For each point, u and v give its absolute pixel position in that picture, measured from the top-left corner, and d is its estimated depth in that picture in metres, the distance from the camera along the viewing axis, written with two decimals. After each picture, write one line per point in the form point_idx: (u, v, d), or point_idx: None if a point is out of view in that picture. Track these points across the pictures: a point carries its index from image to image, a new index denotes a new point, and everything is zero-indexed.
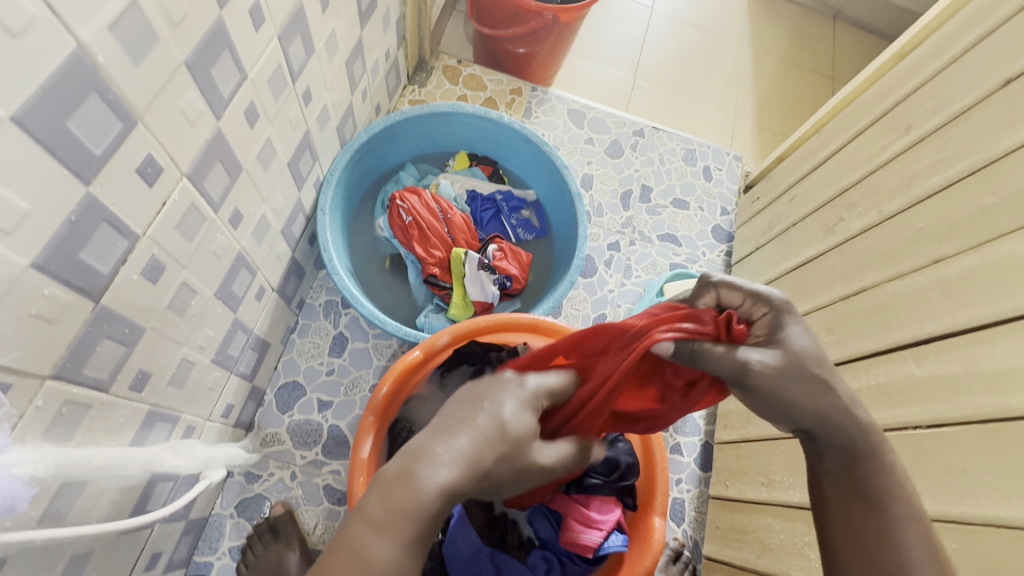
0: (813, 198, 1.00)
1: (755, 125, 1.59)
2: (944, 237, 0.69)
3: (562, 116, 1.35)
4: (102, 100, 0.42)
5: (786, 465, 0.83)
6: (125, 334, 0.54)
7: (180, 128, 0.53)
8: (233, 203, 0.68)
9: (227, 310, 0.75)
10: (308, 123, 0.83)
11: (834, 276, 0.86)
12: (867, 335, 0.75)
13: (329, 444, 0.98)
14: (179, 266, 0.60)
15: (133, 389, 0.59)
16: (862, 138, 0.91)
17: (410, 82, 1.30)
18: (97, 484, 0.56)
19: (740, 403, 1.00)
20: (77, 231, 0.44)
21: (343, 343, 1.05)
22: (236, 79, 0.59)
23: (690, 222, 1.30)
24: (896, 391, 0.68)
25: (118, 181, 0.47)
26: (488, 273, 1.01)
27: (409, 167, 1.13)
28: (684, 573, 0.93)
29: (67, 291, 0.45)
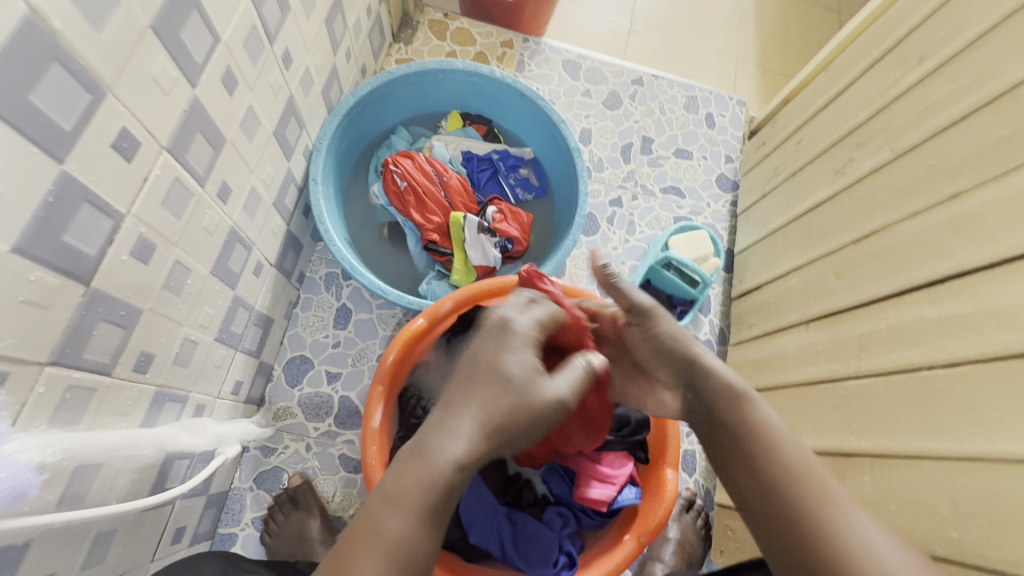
0: (820, 140, 0.96)
1: (759, 67, 1.52)
2: (960, 172, 0.66)
3: (556, 67, 1.29)
4: (65, 71, 0.40)
5: (796, 412, 0.83)
6: (122, 317, 0.53)
7: (154, 99, 0.50)
8: (220, 176, 0.65)
9: (225, 287, 0.74)
10: (290, 88, 0.79)
11: (844, 220, 0.83)
12: (879, 278, 0.73)
13: (341, 415, 0.99)
14: (170, 245, 0.58)
15: (137, 371, 0.58)
16: (871, 72, 0.87)
17: (395, 40, 1.24)
18: (113, 466, 0.57)
19: (749, 354, 1.00)
20: (57, 212, 0.42)
21: (347, 315, 1.04)
22: (209, 43, 0.56)
23: (693, 172, 1.26)
24: (908, 334, 0.67)
25: (94, 158, 0.45)
26: (488, 236, 0.99)
27: (401, 131, 1.09)
28: (697, 520, 0.96)
29: (55, 275, 0.44)
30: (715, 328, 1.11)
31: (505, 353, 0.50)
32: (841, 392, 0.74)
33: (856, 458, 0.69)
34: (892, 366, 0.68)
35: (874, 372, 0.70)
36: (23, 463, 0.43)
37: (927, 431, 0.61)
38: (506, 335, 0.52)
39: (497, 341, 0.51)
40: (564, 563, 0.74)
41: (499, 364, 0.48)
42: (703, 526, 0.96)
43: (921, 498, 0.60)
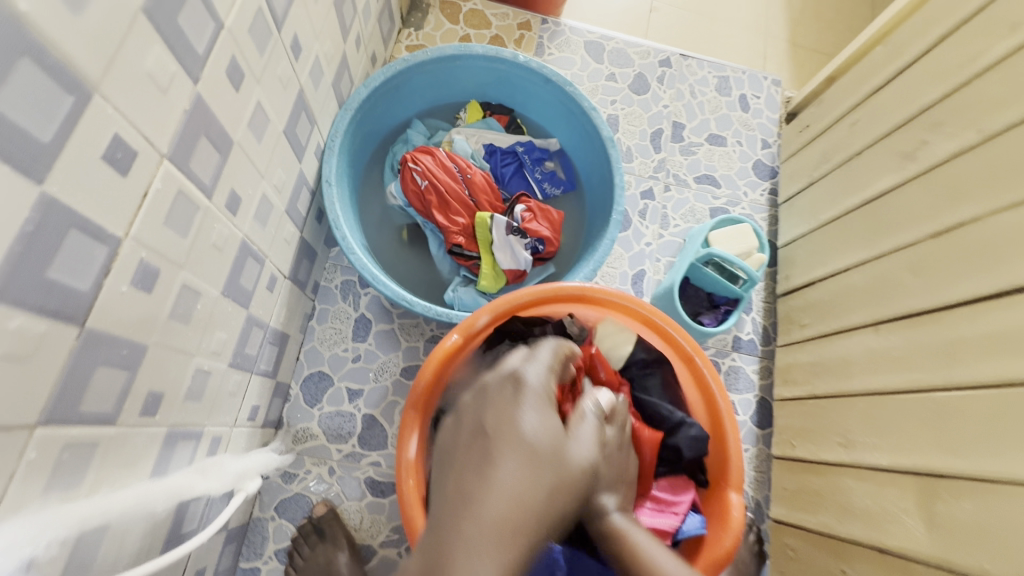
0: (880, 121, 0.87)
1: (789, 43, 1.42)
2: None
3: (578, 50, 1.19)
4: (38, 66, 0.32)
5: (867, 423, 0.75)
6: (125, 356, 0.45)
7: (150, 98, 0.42)
8: (228, 184, 0.57)
9: (237, 307, 0.66)
10: (300, 80, 0.70)
11: (918, 210, 0.75)
12: (971, 276, 0.65)
13: (365, 435, 0.92)
14: (176, 268, 0.50)
15: (145, 415, 0.51)
16: (944, 44, 0.78)
17: (405, 24, 1.14)
18: (123, 524, 0.50)
19: (803, 356, 0.92)
20: (38, 242, 0.34)
21: (366, 326, 0.97)
22: (211, 28, 0.48)
23: (729, 159, 1.17)
24: (1012, 340, 0.59)
25: (81, 173, 0.36)
26: (518, 238, 0.91)
27: (416, 124, 1.00)
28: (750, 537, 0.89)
29: (40, 319, 0.36)
30: (757, 326, 1.04)
31: (522, 415, 0.45)
32: (927, 404, 0.67)
33: (950, 479, 0.62)
34: (992, 376, 0.60)
35: (969, 383, 0.63)
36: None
37: None
38: (514, 391, 0.48)
39: (507, 403, 0.46)
40: None
41: (518, 434, 0.43)
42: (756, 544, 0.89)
43: None
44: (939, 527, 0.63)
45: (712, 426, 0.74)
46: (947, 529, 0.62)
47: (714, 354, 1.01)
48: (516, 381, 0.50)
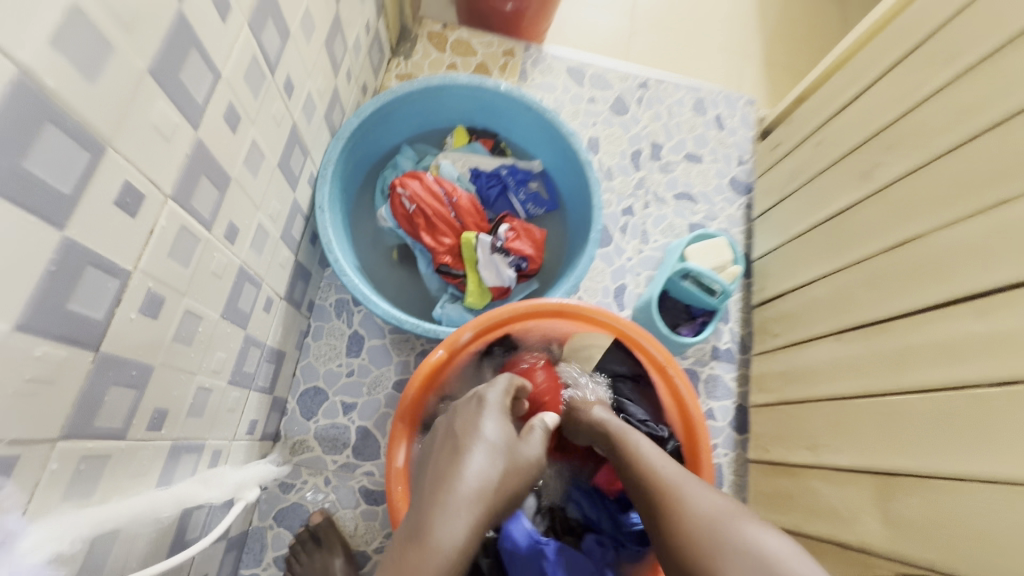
0: (840, 141, 0.93)
1: (764, 63, 1.48)
2: (1002, 175, 0.63)
3: (560, 75, 1.26)
4: (60, 130, 0.37)
5: (831, 428, 0.80)
6: (133, 377, 0.50)
7: (155, 147, 0.47)
8: (226, 217, 0.62)
9: (236, 328, 0.71)
10: (293, 116, 0.76)
11: (873, 226, 0.80)
12: (917, 288, 0.70)
13: (359, 446, 0.96)
14: (179, 295, 0.55)
15: (151, 429, 0.55)
16: (894, 71, 0.83)
17: (395, 54, 1.21)
18: (130, 531, 0.54)
19: (776, 365, 0.97)
20: (59, 281, 0.39)
21: (359, 342, 1.02)
22: (209, 80, 0.53)
23: (706, 176, 1.23)
24: (953, 347, 0.64)
25: (95, 218, 0.41)
26: (502, 256, 0.96)
27: (405, 150, 1.06)
28: None
29: (61, 347, 0.41)
30: (734, 336, 1.09)
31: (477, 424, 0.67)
32: (883, 408, 0.71)
33: (902, 478, 0.67)
34: (937, 382, 0.65)
35: (918, 388, 0.67)
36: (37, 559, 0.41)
37: (985, 454, 0.58)
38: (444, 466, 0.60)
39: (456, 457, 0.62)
40: None
41: (440, 513, 0.54)
42: None
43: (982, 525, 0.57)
44: (894, 523, 0.67)
45: (686, 433, 0.78)
46: (901, 525, 0.66)
47: (692, 362, 1.06)
48: (447, 462, 0.61)
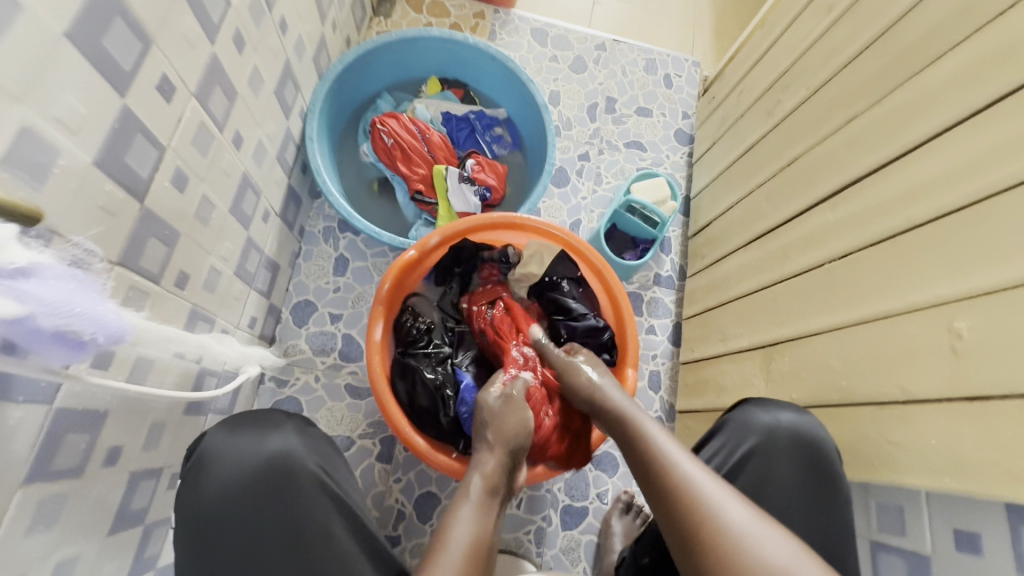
0: (756, 88, 1.09)
1: (713, 32, 1.64)
2: (856, 99, 0.79)
3: (525, 36, 1.40)
4: (124, 22, 0.51)
5: (736, 319, 0.97)
6: (166, 236, 0.65)
7: (184, 51, 0.61)
8: (234, 126, 0.76)
9: (240, 227, 0.85)
10: (287, 52, 0.90)
11: (773, 154, 0.97)
12: (797, 196, 0.87)
13: (345, 350, 1.11)
14: (198, 180, 0.70)
15: (177, 286, 0.70)
16: (794, 25, 1.00)
17: (375, 14, 1.34)
18: (163, 363, 0.69)
19: (702, 280, 1.13)
20: (120, 137, 0.54)
21: (345, 263, 1.16)
22: (222, 5, 0.67)
23: (654, 128, 1.38)
24: (816, 236, 0.81)
25: (143, 95, 0.56)
26: (469, 186, 1.11)
27: (385, 95, 1.20)
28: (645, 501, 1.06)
29: (120, 190, 0.55)
30: (675, 265, 1.25)
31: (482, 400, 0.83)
32: (770, 295, 0.89)
33: (779, 344, 0.84)
34: (806, 265, 0.82)
35: (794, 273, 0.84)
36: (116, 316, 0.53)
37: (828, 310, 0.75)
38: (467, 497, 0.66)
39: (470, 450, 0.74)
40: None
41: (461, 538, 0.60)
42: None
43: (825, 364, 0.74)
44: (773, 380, 0.84)
45: (619, 323, 0.95)
46: (777, 380, 0.84)
47: (637, 286, 1.21)
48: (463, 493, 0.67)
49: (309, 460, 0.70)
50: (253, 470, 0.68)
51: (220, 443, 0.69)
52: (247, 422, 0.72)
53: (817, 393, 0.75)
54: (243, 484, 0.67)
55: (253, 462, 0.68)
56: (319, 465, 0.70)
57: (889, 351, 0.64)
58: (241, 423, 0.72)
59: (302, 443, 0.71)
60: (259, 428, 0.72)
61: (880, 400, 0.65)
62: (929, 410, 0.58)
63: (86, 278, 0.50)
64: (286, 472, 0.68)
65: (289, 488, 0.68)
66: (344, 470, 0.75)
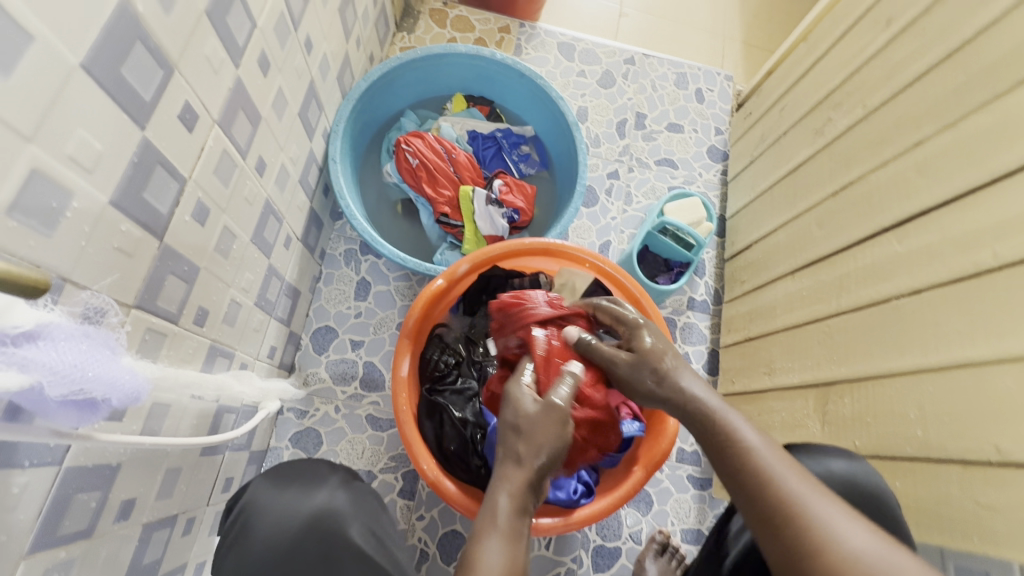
0: (802, 105, 1.03)
1: (744, 43, 1.58)
2: (923, 121, 0.74)
3: (552, 50, 1.36)
4: (145, 48, 0.47)
5: (785, 352, 0.91)
6: (186, 272, 0.61)
7: (207, 76, 0.57)
8: (257, 151, 0.72)
9: (262, 255, 0.81)
10: (311, 72, 0.86)
11: (824, 176, 0.91)
12: (854, 223, 0.81)
13: (366, 378, 1.07)
14: (220, 211, 0.65)
15: (196, 324, 0.66)
16: (845, 39, 0.94)
17: (399, 29, 1.31)
18: (180, 406, 0.65)
19: (742, 307, 1.07)
20: (139, 172, 0.49)
21: (366, 287, 1.12)
22: (248, 27, 0.63)
23: (685, 144, 1.33)
24: (880, 268, 0.75)
25: (164, 126, 0.52)
26: (496, 208, 1.06)
27: (409, 113, 1.16)
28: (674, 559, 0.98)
29: (138, 228, 0.51)
30: (709, 288, 1.19)
31: (511, 428, 0.63)
32: (824, 329, 0.82)
33: (836, 384, 0.78)
34: (868, 299, 0.76)
35: (853, 307, 0.78)
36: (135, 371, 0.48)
37: (897, 351, 0.69)
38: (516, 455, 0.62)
39: (483, 526, 0.55)
40: (582, 491, 0.81)
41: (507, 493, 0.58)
42: (699, 476, 1.10)
43: (893, 410, 0.68)
44: (829, 423, 0.78)
45: None
46: (833, 423, 0.77)
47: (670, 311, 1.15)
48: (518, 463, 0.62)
49: (353, 524, 0.61)
50: (294, 532, 0.60)
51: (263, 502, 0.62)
52: (290, 476, 0.65)
53: (883, 442, 0.68)
54: (285, 543, 0.59)
55: (293, 521, 0.60)
56: (364, 528, 0.62)
57: (976, 404, 0.58)
58: (286, 480, 0.64)
59: (348, 499, 0.64)
60: (302, 482, 0.65)
61: (964, 456, 0.58)
62: None
63: (103, 332, 0.46)
64: (327, 535, 0.60)
65: (331, 553, 0.59)
66: (392, 532, 0.66)
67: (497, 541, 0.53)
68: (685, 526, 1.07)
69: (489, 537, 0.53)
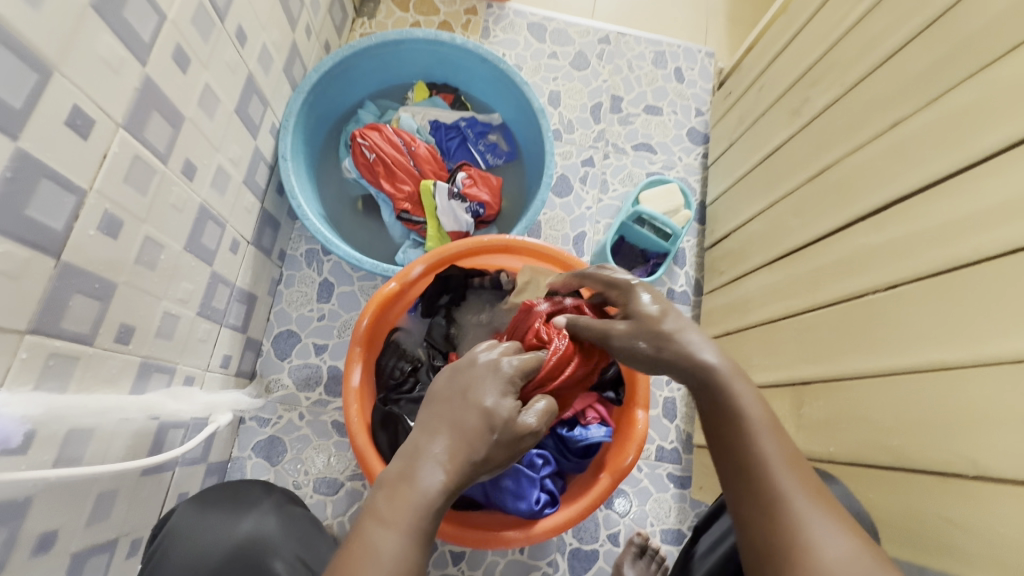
0: (780, 83, 0.97)
1: (730, 16, 1.49)
2: (902, 99, 0.68)
3: (521, 31, 1.29)
4: (8, 50, 0.42)
5: (760, 348, 0.86)
6: (97, 289, 0.57)
7: (103, 76, 0.52)
8: (183, 153, 0.68)
9: (201, 263, 0.77)
10: (248, 65, 0.81)
11: (801, 160, 0.85)
12: (831, 212, 0.76)
13: (330, 384, 1.03)
14: (138, 221, 0.61)
15: (119, 342, 0.62)
16: (824, 10, 0.87)
17: (359, 14, 1.24)
18: (106, 430, 0.61)
19: (720, 299, 1.02)
20: (16, 186, 0.45)
21: (329, 289, 1.08)
22: (154, 20, 0.58)
23: (664, 127, 1.26)
24: (856, 260, 0.70)
25: (47, 133, 0.47)
26: (459, 202, 1.01)
27: (368, 105, 1.11)
28: (651, 565, 0.95)
29: (23, 248, 0.47)
30: (689, 279, 1.13)
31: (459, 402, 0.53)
32: (800, 325, 0.78)
33: (812, 384, 0.73)
34: (844, 294, 0.71)
35: (828, 301, 0.73)
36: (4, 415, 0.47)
37: (872, 351, 0.64)
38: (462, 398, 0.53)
39: (389, 508, 0.46)
40: (546, 500, 0.77)
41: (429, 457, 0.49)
42: (679, 474, 1.07)
43: (867, 413, 0.63)
44: (803, 426, 0.74)
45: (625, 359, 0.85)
46: (808, 425, 0.73)
47: None
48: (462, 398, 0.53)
49: (278, 553, 0.61)
50: (221, 562, 0.60)
51: (192, 525, 0.62)
52: (218, 499, 0.66)
53: (857, 448, 0.64)
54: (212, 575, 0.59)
55: (219, 551, 0.61)
56: (291, 557, 0.62)
57: (953, 411, 0.53)
58: (217, 499, 0.65)
59: (277, 526, 0.64)
60: (231, 506, 0.65)
61: (938, 468, 0.54)
62: (1005, 491, 0.47)
63: None
64: (254, 565, 0.60)
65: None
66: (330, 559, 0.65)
67: (398, 533, 0.45)
68: (665, 526, 1.04)
69: (390, 530, 0.45)
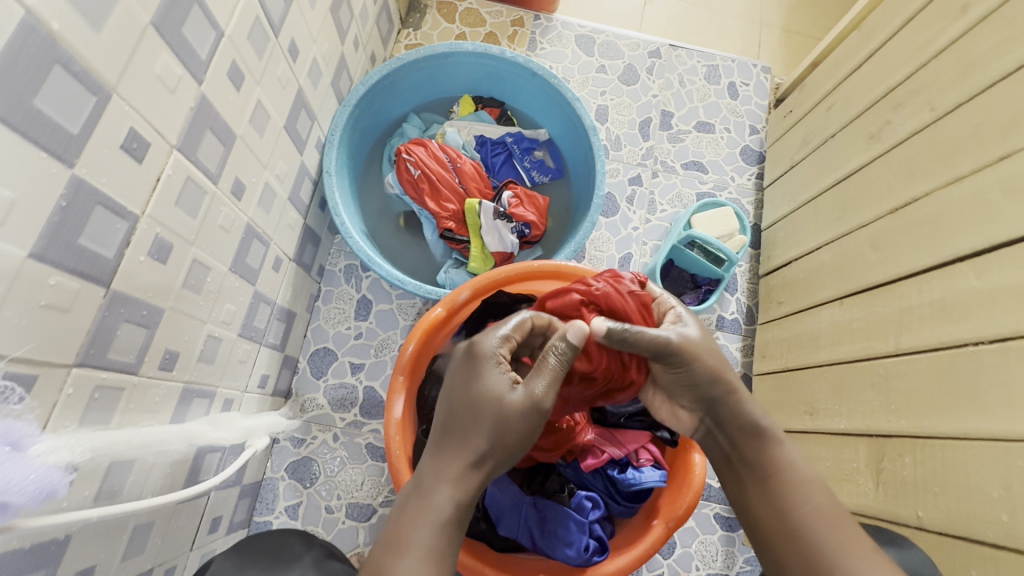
0: (854, 103, 0.90)
1: (784, 30, 1.41)
2: (1011, 129, 0.61)
3: (569, 44, 1.24)
4: (68, 72, 0.40)
5: (831, 392, 0.80)
6: (144, 316, 0.54)
7: (160, 97, 0.50)
8: (233, 172, 0.65)
9: (245, 283, 0.74)
10: (299, 80, 0.78)
11: (880, 188, 0.79)
12: (920, 248, 0.70)
13: (367, 405, 1.00)
14: (188, 244, 0.59)
15: (163, 369, 0.60)
16: (911, 27, 0.80)
17: (404, 25, 1.22)
18: (146, 461, 0.59)
19: (779, 332, 0.96)
20: (70, 216, 0.43)
21: (367, 306, 1.05)
22: (213, 37, 0.56)
23: (716, 145, 1.20)
24: (952, 306, 0.64)
25: (103, 158, 0.45)
26: (505, 222, 0.98)
27: (412, 118, 1.08)
28: None
29: (74, 279, 0.45)
30: (741, 306, 1.06)
31: (459, 411, 0.53)
32: (878, 371, 0.72)
33: (895, 438, 0.68)
34: (935, 342, 0.65)
35: (916, 348, 0.67)
36: (51, 463, 0.43)
37: (974, 412, 0.58)
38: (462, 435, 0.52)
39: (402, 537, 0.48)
40: (594, 547, 0.71)
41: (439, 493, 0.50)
42: (728, 515, 1.00)
43: (972, 477, 0.58)
44: (885, 484, 0.69)
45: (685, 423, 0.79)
46: (890, 483, 0.68)
47: None
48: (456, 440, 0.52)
49: None
50: None
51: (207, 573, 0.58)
52: (258, 553, 0.61)
53: (957, 519, 0.59)
54: None
55: None
56: None
57: None
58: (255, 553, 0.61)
59: None
60: (271, 562, 0.61)
61: None
62: None
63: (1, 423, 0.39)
64: None
65: None
66: None
67: (417, 560, 0.47)
68: (711, 571, 0.97)
69: (406, 556, 0.47)
